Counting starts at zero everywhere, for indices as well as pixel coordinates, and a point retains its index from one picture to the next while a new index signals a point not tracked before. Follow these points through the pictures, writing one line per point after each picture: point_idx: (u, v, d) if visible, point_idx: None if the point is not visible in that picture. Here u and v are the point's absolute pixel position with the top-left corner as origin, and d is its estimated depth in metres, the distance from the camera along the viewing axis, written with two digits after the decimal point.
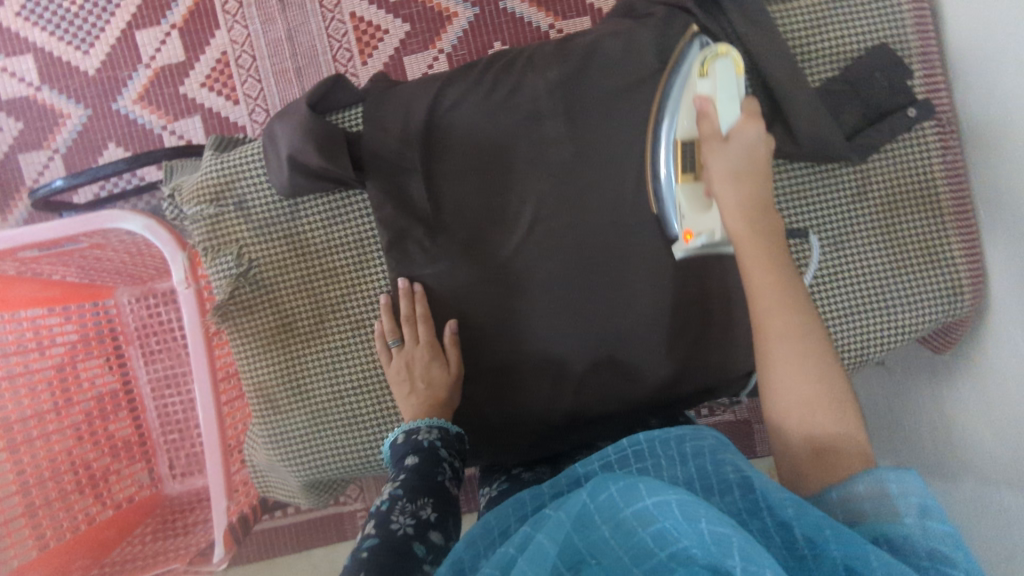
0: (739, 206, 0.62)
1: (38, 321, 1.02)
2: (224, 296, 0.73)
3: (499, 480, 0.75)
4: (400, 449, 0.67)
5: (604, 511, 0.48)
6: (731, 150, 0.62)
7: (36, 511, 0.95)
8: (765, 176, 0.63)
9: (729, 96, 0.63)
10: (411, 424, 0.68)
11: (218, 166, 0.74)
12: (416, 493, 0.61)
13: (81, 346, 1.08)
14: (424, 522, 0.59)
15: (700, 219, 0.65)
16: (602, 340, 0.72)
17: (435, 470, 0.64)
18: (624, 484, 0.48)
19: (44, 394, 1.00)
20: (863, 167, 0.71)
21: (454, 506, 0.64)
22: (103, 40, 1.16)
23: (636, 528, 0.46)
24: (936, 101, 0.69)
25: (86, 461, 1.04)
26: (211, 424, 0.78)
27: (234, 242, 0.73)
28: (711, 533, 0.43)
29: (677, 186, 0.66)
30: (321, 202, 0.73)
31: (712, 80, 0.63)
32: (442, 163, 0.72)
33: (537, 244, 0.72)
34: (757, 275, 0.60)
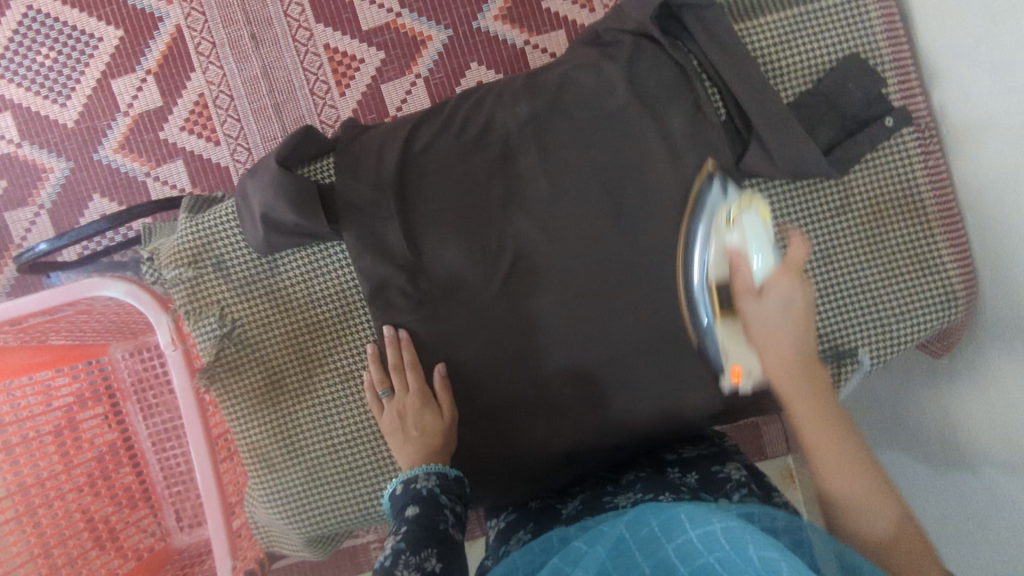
0: (783, 355, 0.61)
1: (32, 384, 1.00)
2: (209, 358, 0.72)
3: (507, 512, 0.75)
4: (400, 500, 0.66)
5: (645, 545, 0.48)
6: (768, 303, 0.61)
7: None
8: (807, 331, 0.62)
9: (759, 247, 0.62)
10: (408, 473, 0.67)
11: (193, 228, 0.73)
12: (418, 546, 0.59)
13: (77, 406, 1.07)
14: (429, 574, 0.57)
15: (744, 360, 0.64)
16: (596, 371, 0.71)
17: (436, 518, 0.63)
18: (666, 520, 0.49)
19: (44, 457, 1.00)
20: (845, 179, 0.69)
21: (458, 556, 0.62)
22: (80, 92, 1.15)
23: (677, 564, 0.44)
24: (913, 106, 0.68)
25: (91, 516, 1.03)
26: (209, 486, 0.77)
27: (216, 303, 0.73)
28: (759, 560, 0.41)
29: (715, 326, 0.64)
30: (299, 256, 0.72)
31: (741, 237, 0.62)
32: (418, 206, 0.71)
33: (521, 279, 0.71)
34: (802, 413, 0.61)
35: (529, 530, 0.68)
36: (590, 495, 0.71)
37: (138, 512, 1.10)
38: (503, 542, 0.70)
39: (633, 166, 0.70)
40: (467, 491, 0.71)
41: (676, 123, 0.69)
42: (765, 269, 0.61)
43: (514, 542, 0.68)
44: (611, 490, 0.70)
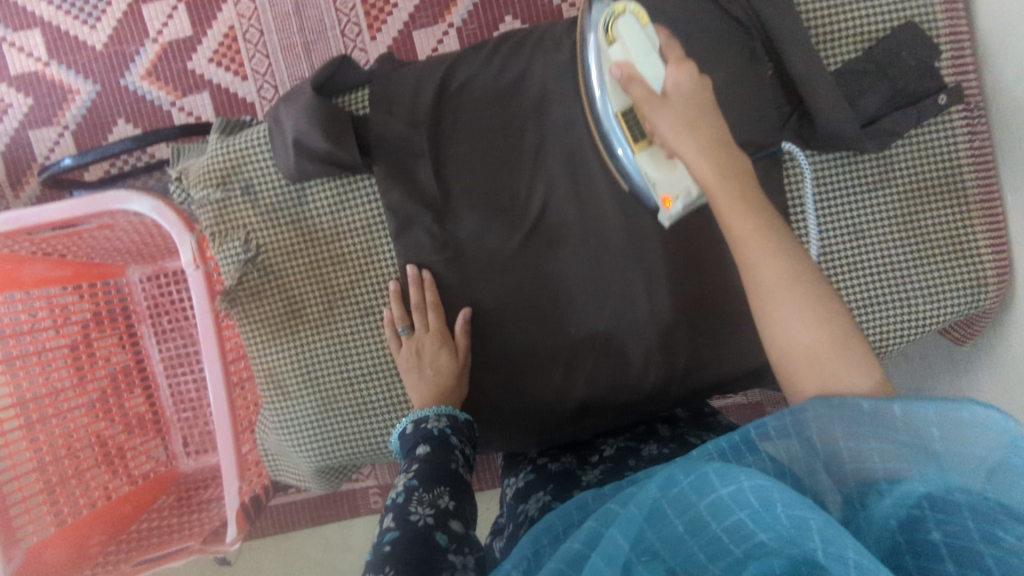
0: (700, 155, 0.57)
1: (51, 298, 1.02)
2: (232, 281, 0.72)
3: (525, 471, 0.75)
4: (410, 438, 0.66)
5: (676, 502, 0.46)
6: (672, 106, 0.58)
7: (54, 487, 0.96)
8: (715, 124, 0.58)
9: (645, 50, 0.59)
10: (419, 413, 0.67)
11: (224, 150, 0.72)
12: (432, 483, 0.60)
13: (94, 325, 1.08)
14: (444, 512, 0.59)
15: (671, 183, 0.62)
16: (615, 328, 0.71)
17: (447, 458, 0.63)
18: (695, 476, 0.46)
19: (59, 369, 1.02)
20: (887, 154, 0.68)
21: (468, 492, 0.63)
22: (110, 14, 1.14)
23: (709, 522, 0.45)
24: (966, 84, 0.66)
25: (102, 437, 1.05)
26: (222, 408, 0.79)
27: (241, 227, 0.72)
28: (789, 518, 0.42)
29: (637, 157, 0.63)
30: (329, 187, 0.72)
31: (625, 46, 0.60)
32: (450, 148, 0.70)
33: (547, 231, 0.71)
34: (736, 223, 0.56)
35: (549, 492, 0.68)
36: (611, 466, 0.70)
37: (147, 435, 1.12)
38: (522, 501, 0.69)
39: None
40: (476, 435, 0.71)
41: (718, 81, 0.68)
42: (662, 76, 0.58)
43: (533, 505, 0.67)
44: (632, 463, 0.69)
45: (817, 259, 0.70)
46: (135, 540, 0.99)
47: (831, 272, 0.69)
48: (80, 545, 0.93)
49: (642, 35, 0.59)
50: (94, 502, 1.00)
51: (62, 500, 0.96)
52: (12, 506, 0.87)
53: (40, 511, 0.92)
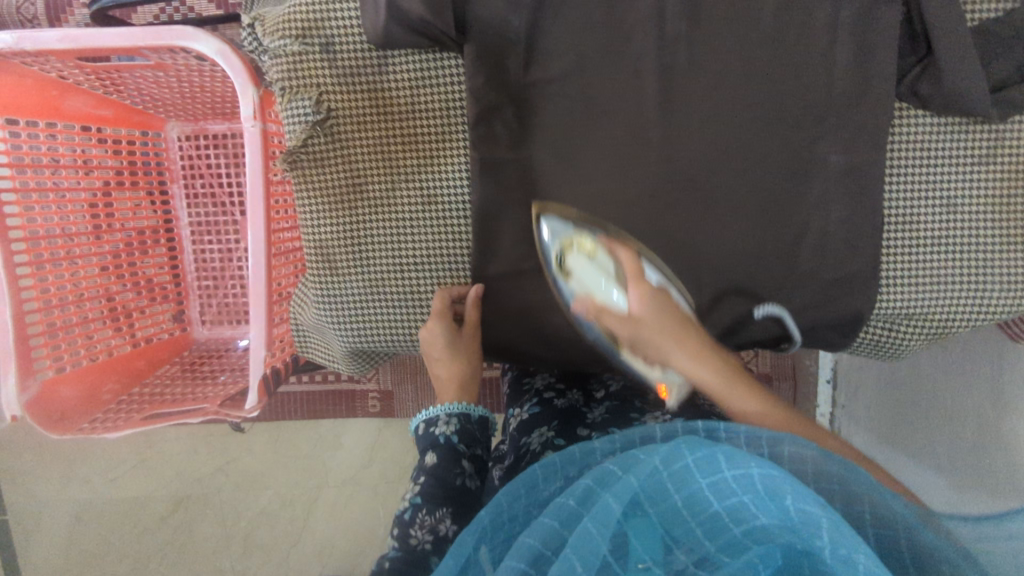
0: (695, 367, 0.60)
1: (88, 139, 0.98)
2: (296, 143, 0.69)
3: (529, 403, 0.76)
4: (420, 442, 0.69)
5: (679, 477, 0.45)
6: (645, 324, 0.61)
7: (57, 332, 0.91)
8: (683, 315, 0.62)
9: (605, 281, 0.63)
10: (430, 414, 0.71)
11: (308, 0, 0.67)
12: (433, 504, 0.63)
13: (126, 179, 1.05)
14: (444, 537, 0.61)
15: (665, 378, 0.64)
16: (680, 262, 0.69)
17: (453, 472, 0.65)
18: (703, 453, 0.45)
19: (86, 216, 0.99)
20: (1001, 128, 0.65)
21: (473, 506, 0.65)
22: None
23: (710, 500, 0.44)
24: None
25: (111, 293, 1.01)
26: (261, 274, 0.77)
27: (314, 87, 0.68)
28: (797, 513, 0.40)
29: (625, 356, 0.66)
30: (413, 61, 0.68)
31: (583, 282, 0.64)
32: (547, 42, 0.66)
33: (630, 149, 0.68)
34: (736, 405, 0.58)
35: (553, 428, 0.70)
36: (616, 405, 0.74)
37: (166, 301, 1.11)
38: (524, 432, 0.72)
39: (787, 56, 0.65)
40: (489, 432, 0.74)
41: (844, 20, 0.64)
42: (623, 296, 0.62)
43: (537, 438, 0.70)
44: (637, 408, 0.73)
45: (903, 227, 0.67)
46: (144, 394, 0.98)
47: (912, 241, 0.67)
48: (93, 391, 0.93)
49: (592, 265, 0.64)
50: (107, 351, 0.99)
51: (79, 342, 0.94)
52: (31, 338, 0.86)
53: (56, 349, 0.90)
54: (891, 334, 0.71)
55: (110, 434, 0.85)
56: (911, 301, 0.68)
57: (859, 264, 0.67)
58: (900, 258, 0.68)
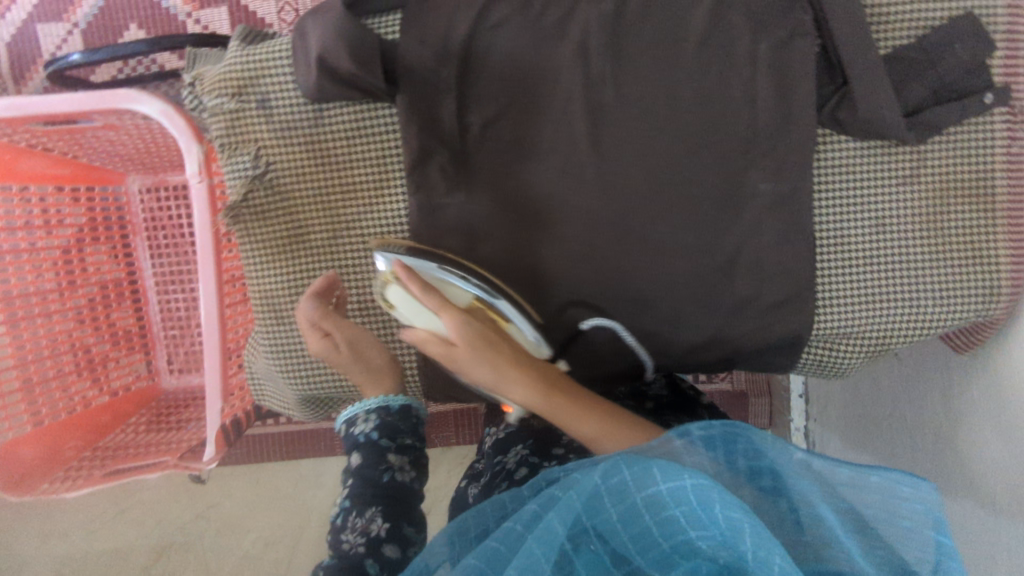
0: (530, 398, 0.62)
1: (47, 198, 0.99)
2: (237, 197, 0.70)
3: (507, 424, 0.78)
4: (347, 444, 0.67)
5: (615, 492, 0.46)
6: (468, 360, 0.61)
7: (32, 387, 0.94)
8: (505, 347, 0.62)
9: (419, 314, 0.62)
10: (349, 415, 0.68)
11: (243, 59, 0.69)
12: (364, 505, 0.61)
13: (88, 234, 1.06)
14: (377, 538, 0.59)
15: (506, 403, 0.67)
16: (621, 295, 0.70)
17: (379, 469, 0.63)
18: (638, 468, 0.46)
19: (48, 273, 1.00)
20: (923, 148, 0.66)
21: (410, 503, 0.63)
22: None
23: (642, 513, 0.45)
24: (1014, 86, 0.64)
25: (87, 346, 1.04)
26: (213, 326, 0.77)
27: (252, 142, 0.70)
28: (724, 518, 0.41)
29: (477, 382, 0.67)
30: (347, 113, 0.69)
31: (406, 314, 0.63)
32: (477, 88, 0.67)
33: (566, 188, 0.69)
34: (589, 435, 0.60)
35: (528, 446, 0.71)
36: None
37: (132, 349, 1.11)
38: (500, 451, 0.73)
39: (712, 91, 0.66)
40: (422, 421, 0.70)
41: (763, 52, 0.65)
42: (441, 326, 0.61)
43: (512, 457, 0.71)
44: None
45: (834, 248, 0.69)
46: (111, 448, 0.98)
47: (843, 262, 0.68)
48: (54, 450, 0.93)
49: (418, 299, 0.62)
50: (72, 408, 0.99)
51: (42, 398, 0.95)
52: None
53: (19, 410, 0.91)
54: (833, 351, 0.72)
55: (70, 493, 0.85)
56: (847, 320, 0.69)
57: (795, 289, 0.69)
58: (834, 278, 0.69)
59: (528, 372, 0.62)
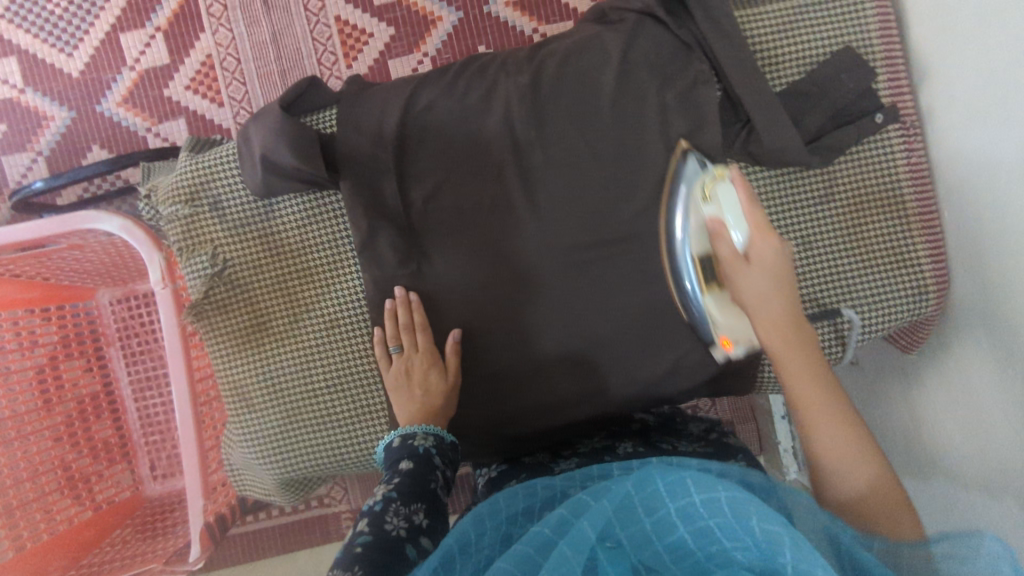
0: (771, 324, 0.61)
1: (18, 321, 1.00)
2: (198, 296, 0.73)
3: (497, 463, 0.76)
4: (395, 453, 0.66)
5: (648, 503, 0.50)
6: (754, 273, 0.61)
7: (13, 511, 0.94)
8: (789, 283, 0.61)
9: (737, 215, 0.61)
10: (407, 429, 0.67)
11: (193, 168, 0.74)
12: (409, 498, 0.60)
13: (62, 353, 1.07)
14: (417, 528, 0.58)
15: (734, 329, 0.66)
16: (575, 340, 0.73)
17: (428, 477, 0.63)
18: (670, 479, 0.50)
19: (27, 394, 1.01)
20: (831, 169, 0.71)
21: (443, 515, 0.62)
22: (87, 43, 1.12)
23: (676, 525, 0.47)
24: (902, 105, 0.70)
25: (65, 461, 1.03)
26: (187, 424, 0.79)
27: (208, 242, 0.74)
28: (760, 531, 0.44)
29: (703, 298, 0.66)
30: (296, 204, 0.73)
31: (717, 207, 0.62)
32: (415, 167, 0.72)
33: (510, 247, 0.73)
34: (804, 395, 0.60)
35: (520, 479, 0.69)
36: (586, 459, 0.71)
37: (113, 459, 1.10)
38: (494, 489, 0.71)
39: (634, 141, 0.71)
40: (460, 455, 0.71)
41: (671, 101, 0.70)
42: (749, 235, 0.61)
43: (508, 490, 0.68)
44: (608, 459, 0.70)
45: None
46: (95, 564, 0.96)
47: None
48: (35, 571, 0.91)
49: (746, 200, 0.61)
50: (53, 528, 0.98)
51: (21, 521, 0.95)
52: None
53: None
54: None
55: None
56: None
57: None
58: None
59: (787, 299, 0.61)
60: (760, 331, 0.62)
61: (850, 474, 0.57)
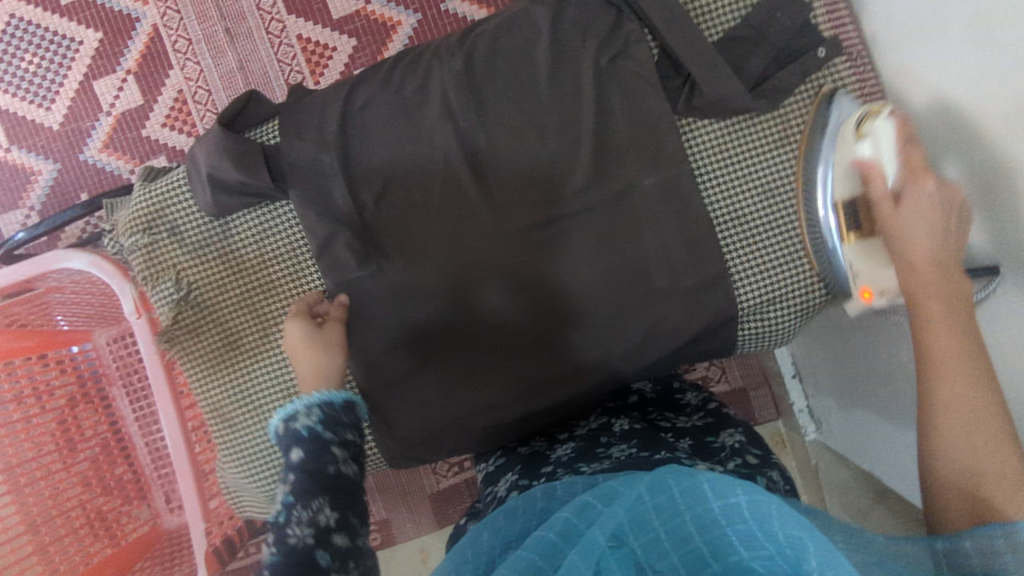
0: (926, 262, 0.57)
1: (33, 375, 0.97)
2: (168, 322, 0.74)
3: (496, 456, 0.75)
4: (283, 442, 0.61)
5: (660, 508, 0.45)
6: (910, 207, 0.57)
7: (46, 547, 0.93)
8: (949, 227, 0.57)
9: (893, 154, 0.59)
10: (288, 408, 0.62)
11: (147, 198, 0.75)
12: (308, 497, 0.56)
13: (72, 408, 1.02)
14: (325, 528, 0.55)
15: (876, 279, 0.62)
16: (545, 319, 0.72)
17: (323, 461, 0.59)
18: (686, 484, 0.45)
19: (48, 443, 0.97)
20: (784, 111, 0.70)
21: (354, 493, 0.60)
22: (64, 94, 1.13)
23: (693, 534, 0.43)
24: (844, 36, 0.70)
25: (98, 509, 1.00)
26: (180, 449, 0.79)
27: (171, 268, 0.74)
28: (785, 537, 0.40)
29: (845, 246, 0.64)
30: (251, 217, 0.74)
31: (872, 142, 0.60)
32: (363, 166, 0.72)
33: (468, 234, 0.72)
34: (937, 341, 0.55)
35: (518, 471, 0.67)
36: (584, 442, 0.68)
37: (128, 497, 1.05)
38: (493, 483, 0.70)
39: (584, 111, 0.70)
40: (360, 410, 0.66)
41: (605, 66, 0.70)
42: (897, 173, 0.59)
43: (502, 484, 0.67)
44: (605, 441, 0.66)
45: (731, 224, 0.70)
46: None
47: (745, 235, 0.71)
48: None
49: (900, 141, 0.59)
50: (86, 559, 0.96)
51: (58, 558, 0.93)
52: None
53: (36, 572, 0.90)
54: (766, 322, 0.72)
55: None
56: (767, 288, 0.71)
57: (707, 269, 0.70)
58: (741, 251, 0.71)
59: (943, 233, 0.57)
60: (906, 275, 0.58)
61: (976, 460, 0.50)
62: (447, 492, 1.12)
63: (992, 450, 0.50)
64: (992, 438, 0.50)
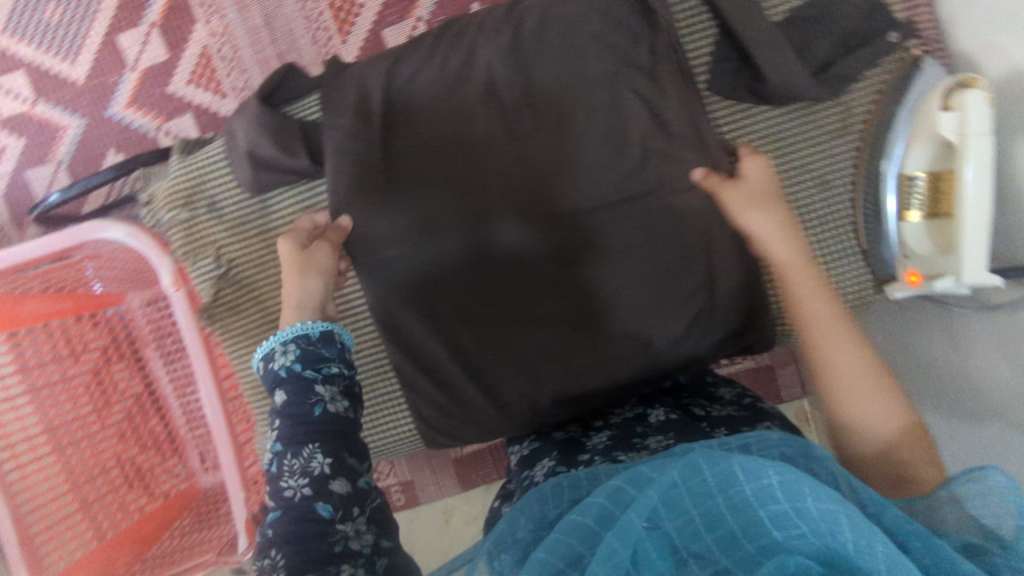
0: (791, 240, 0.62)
1: (63, 330, 0.93)
2: (207, 298, 0.75)
3: (530, 440, 0.73)
4: (268, 386, 0.59)
5: (694, 490, 0.44)
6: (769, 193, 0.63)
7: (90, 505, 0.90)
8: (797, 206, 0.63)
9: (976, 133, 0.52)
10: (264, 351, 0.59)
11: (185, 171, 0.74)
12: (297, 444, 0.54)
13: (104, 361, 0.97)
14: (322, 476, 0.53)
15: (926, 264, 0.60)
16: (586, 305, 0.71)
17: (308, 403, 0.56)
18: (719, 468, 0.44)
19: (81, 396, 0.93)
20: (845, 98, 0.69)
21: (352, 433, 0.57)
22: (88, 48, 1.10)
23: (726, 516, 0.43)
24: (920, 18, 0.67)
25: (132, 461, 0.96)
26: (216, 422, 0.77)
27: (211, 244, 0.75)
28: (818, 512, 0.41)
29: (904, 223, 0.62)
30: (290, 196, 0.74)
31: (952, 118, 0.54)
32: (402, 144, 0.70)
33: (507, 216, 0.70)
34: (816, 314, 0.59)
35: (554, 456, 0.66)
36: (618, 432, 0.66)
37: (164, 454, 1.00)
38: (529, 466, 0.68)
39: (632, 92, 0.67)
40: (343, 339, 0.62)
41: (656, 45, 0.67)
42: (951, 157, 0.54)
43: (540, 470, 0.65)
44: (640, 432, 0.65)
45: None
46: (161, 556, 0.91)
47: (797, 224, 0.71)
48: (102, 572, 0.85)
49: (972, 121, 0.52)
50: (129, 515, 0.93)
51: (99, 518, 0.91)
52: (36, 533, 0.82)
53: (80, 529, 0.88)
54: None
55: None
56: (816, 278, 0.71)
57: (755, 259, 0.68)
58: None
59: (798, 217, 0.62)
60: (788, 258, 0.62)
61: (880, 421, 0.54)
62: (470, 458, 1.13)
63: (884, 409, 0.55)
64: (886, 405, 0.55)
